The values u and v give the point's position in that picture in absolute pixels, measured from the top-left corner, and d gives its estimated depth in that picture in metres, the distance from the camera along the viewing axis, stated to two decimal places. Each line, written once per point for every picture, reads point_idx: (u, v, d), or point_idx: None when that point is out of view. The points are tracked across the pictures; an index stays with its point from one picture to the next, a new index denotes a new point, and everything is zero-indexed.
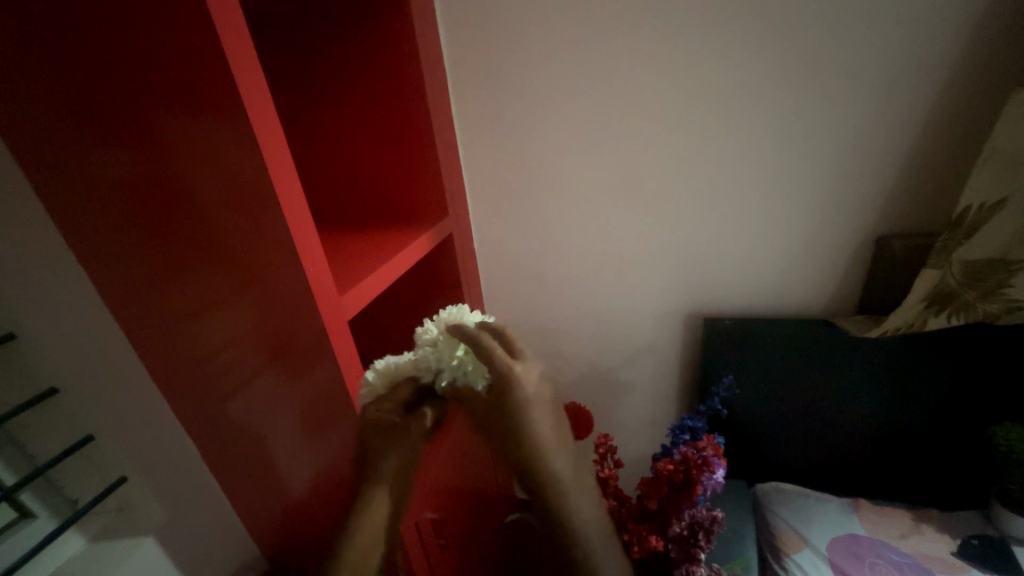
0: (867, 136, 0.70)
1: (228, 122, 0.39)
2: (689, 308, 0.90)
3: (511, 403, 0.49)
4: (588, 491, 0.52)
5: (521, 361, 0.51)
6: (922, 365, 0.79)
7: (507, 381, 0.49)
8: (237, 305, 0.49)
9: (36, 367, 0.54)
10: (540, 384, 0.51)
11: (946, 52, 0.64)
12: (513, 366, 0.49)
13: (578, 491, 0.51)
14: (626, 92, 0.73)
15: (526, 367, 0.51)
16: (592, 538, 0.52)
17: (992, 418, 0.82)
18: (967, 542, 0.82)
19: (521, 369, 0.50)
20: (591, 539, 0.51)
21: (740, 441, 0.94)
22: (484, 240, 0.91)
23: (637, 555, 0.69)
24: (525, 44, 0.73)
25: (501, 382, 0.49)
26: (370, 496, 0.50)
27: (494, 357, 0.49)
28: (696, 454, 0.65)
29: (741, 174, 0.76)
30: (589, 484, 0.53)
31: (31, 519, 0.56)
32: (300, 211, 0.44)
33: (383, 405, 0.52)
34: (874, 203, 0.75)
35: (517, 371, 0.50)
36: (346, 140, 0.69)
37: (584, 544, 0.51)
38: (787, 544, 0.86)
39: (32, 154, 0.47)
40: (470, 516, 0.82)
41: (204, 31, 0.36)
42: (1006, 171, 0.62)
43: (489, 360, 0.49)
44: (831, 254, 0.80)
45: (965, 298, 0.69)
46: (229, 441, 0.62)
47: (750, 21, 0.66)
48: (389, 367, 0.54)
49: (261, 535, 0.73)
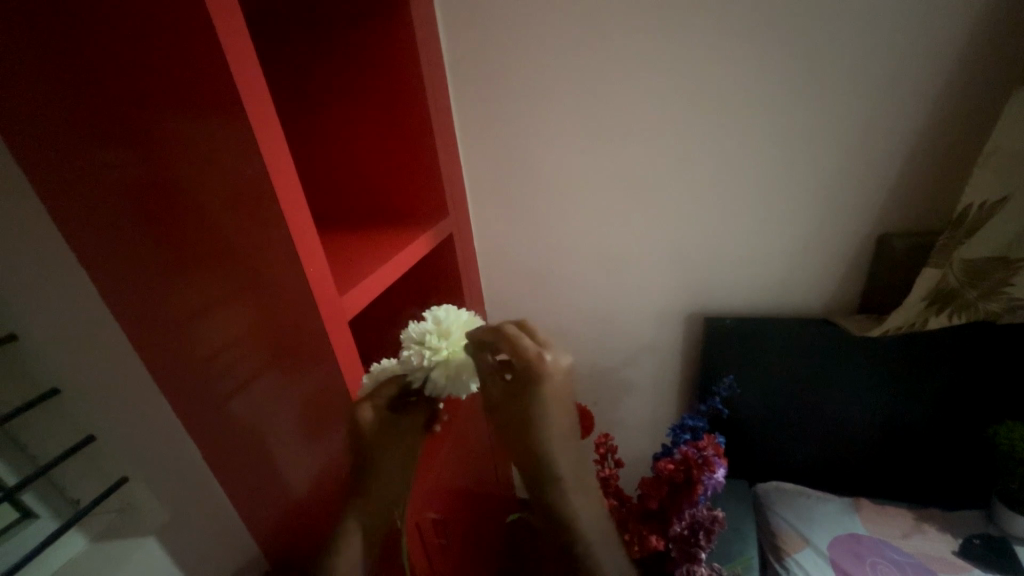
0: (868, 136, 0.70)
1: (229, 126, 0.39)
2: (690, 307, 0.90)
3: (532, 390, 0.49)
4: (587, 490, 0.52)
5: (551, 350, 0.49)
6: (924, 363, 0.79)
7: (531, 367, 0.48)
8: (238, 305, 0.49)
9: (37, 368, 0.55)
10: (564, 376, 0.50)
11: (949, 51, 0.64)
12: (541, 355, 0.48)
13: (577, 489, 0.51)
14: (626, 91, 0.73)
15: (556, 356, 0.49)
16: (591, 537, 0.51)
17: (993, 417, 0.81)
18: (969, 541, 0.82)
19: (551, 360, 0.49)
20: (590, 539, 0.51)
21: (741, 441, 0.94)
22: (484, 241, 0.91)
23: (637, 554, 0.69)
24: (525, 44, 0.73)
25: (525, 369, 0.48)
26: (355, 501, 0.53)
27: (521, 345, 0.47)
28: (696, 454, 0.65)
29: (742, 173, 0.76)
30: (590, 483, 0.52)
31: (33, 519, 0.56)
32: (302, 212, 0.44)
33: (373, 401, 0.50)
34: (875, 202, 0.75)
35: (547, 362, 0.48)
36: (345, 141, 0.69)
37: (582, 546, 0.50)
38: (788, 543, 0.86)
39: (35, 161, 0.47)
40: (471, 514, 0.82)
41: (205, 35, 0.36)
42: (1007, 170, 0.62)
43: (516, 349, 0.48)
44: (831, 253, 0.80)
45: (967, 298, 0.70)
46: (230, 442, 0.62)
47: (751, 20, 0.66)
48: (385, 369, 0.52)
49: (262, 535, 0.73)
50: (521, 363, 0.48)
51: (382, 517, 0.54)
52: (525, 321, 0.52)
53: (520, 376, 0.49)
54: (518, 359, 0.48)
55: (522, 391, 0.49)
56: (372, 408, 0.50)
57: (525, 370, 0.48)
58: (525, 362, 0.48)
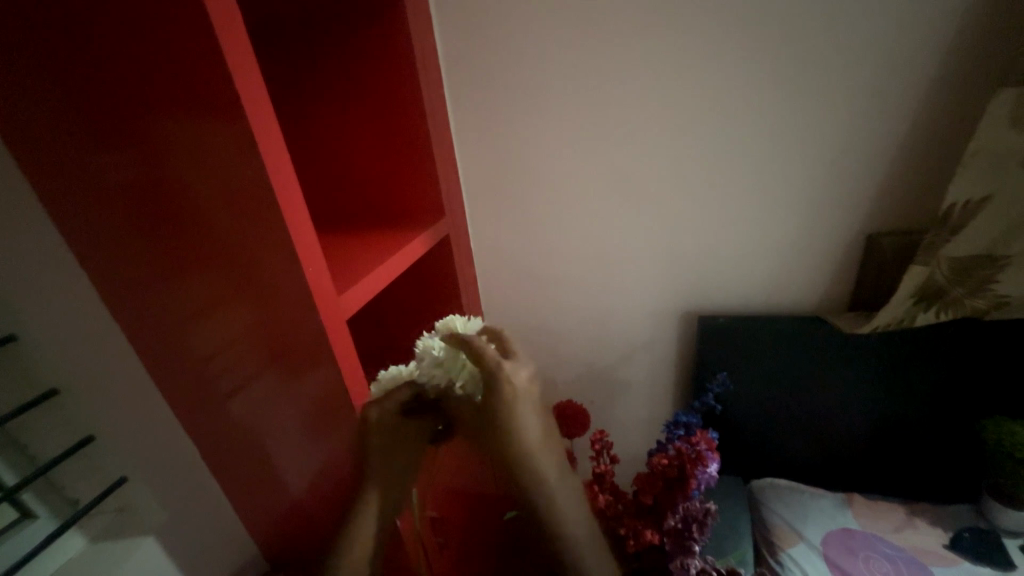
0: (857, 135, 0.72)
1: (226, 125, 0.40)
2: (685, 306, 0.91)
3: (500, 401, 0.49)
4: (581, 504, 0.53)
5: (512, 361, 0.52)
6: (914, 359, 0.80)
7: (497, 378, 0.49)
8: (236, 305, 0.50)
9: (38, 368, 0.55)
10: (528, 384, 0.52)
11: (935, 52, 0.65)
12: (502, 364, 0.50)
13: (569, 505, 0.51)
14: (618, 92, 0.74)
15: (516, 366, 0.51)
16: (584, 544, 0.52)
17: (982, 412, 0.83)
18: (959, 535, 0.83)
19: (511, 369, 0.50)
20: (582, 545, 0.51)
21: (736, 439, 0.95)
22: (479, 241, 0.92)
23: (632, 548, 0.69)
24: (519, 46, 0.74)
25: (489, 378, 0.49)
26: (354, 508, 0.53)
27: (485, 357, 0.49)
28: (690, 449, 0.66)
29: (734, 172, 0.77)
30: (580, 498, 0.53)
31: (32, 519, 0.57)
32: (299, 211, 0.45)
33: (383, 404, 0.52)
34: (865, 201, 0.76)
35: (507, 371, 0.50)
36: (343, 142, 0.70)
37: (575, 551, 0.51)
38: (781, 538, 0.88)
39: (36, 164, 0.47)
40: (467, 513, 0.83)
41: (203, 34, 0.37)
42: (992, 169, 0.63)
43: (480, 360, 0.50)
44: (822, 251, 0.81)
45: (954, 295, 0.72)
46: (227, 442, 0.63)
47: (743, 21, 0.67)
48: (395, 374, 0.55)
49: (260, 534, 0.73)
50: (485, 375, 0.49)
51: (390, 512, 0.55)
52: (502, 334, 0.55)
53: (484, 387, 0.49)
54: (481, 370, 0.50)
55: (489, 403, 0.49)
56: (379, 411, 0.52)
57: (489, 380, 0.49)
58: (487, 373, 0.49)
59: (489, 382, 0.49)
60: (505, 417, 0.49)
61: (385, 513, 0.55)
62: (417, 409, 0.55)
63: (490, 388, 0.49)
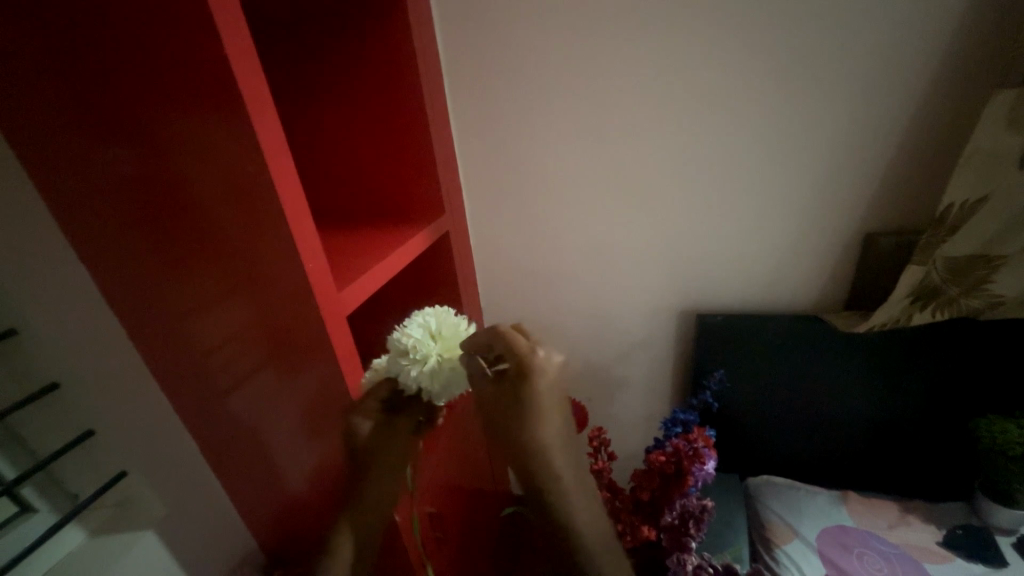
0: (857, 134, 0.72)
1: (228, 121, 0.40)
2: (683, 304, 0.91)
3: (527, 386, 0.50)
4: (591, 500, 0.52)
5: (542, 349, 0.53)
6: (909, 358, 0.81)
7: (528, 364, 0.51)
8: (237, 301, 0.50)
9: (35, 363, 0.55)
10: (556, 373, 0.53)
11: (935, 53, 0.65)
12: (535, 351, 0.52)
13: (578, 499, 0.51)
14: (618, 90, 0.74)
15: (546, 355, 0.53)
16: (595, 539, 0.51)
17: (976, 410, 0.84)
18: (952, 531, 0.84)
19: (542, 357, 0.52)
20: (594, 541, 0.51)
21: (733, 436, 0.96)
22: (479, 239, 0.92)
23: (629, 543, 0.72)
24: (520, 42, 0.74)
25: (518, 363, 0.51)
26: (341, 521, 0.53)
27: (517, 342, 0.51)
28: (687, 446, 0.67)
29: (734, 171, 0.77)
30: (590, 491, 0.53)
31: (32, 513, 0.57)
32: (302, 206, 0.45)
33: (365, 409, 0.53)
34: (864, 200, 0.76)
35: (539, 358, 0.52)
36: (344, 138, 0.70)
37: (586, 548, 0.50)
38: (776, 535, 0.88)
39: (37, 159, 0.47)
40: (467, 508, 0.84)
41: (205, 30, 0.37)
42: (990, 169, 0.64)
43: (512, 345, 0.51)
44: (820, 249, 0.82)
45: (948, 293, 0.72)
46: (226, 437, 0.63)
47: (745, 20, 0.67)
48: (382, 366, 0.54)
49: (259, 529, 0.74)
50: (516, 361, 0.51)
51: (380, 521, 0.54)
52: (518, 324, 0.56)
53: (512, 374, 0.51)
54: (513, 356, 0.51)
55: (513, 388, 0.50)
56: (364, 418, 0.53)
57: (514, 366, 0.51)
58: (519, 358, 0.51)
59: (522, 368, 0.51)
60: (526, 407, 0.50)
61: (379, 517, 0.54)
62: (399, 403, 0.55)
63: (520, 373, 0.50)
